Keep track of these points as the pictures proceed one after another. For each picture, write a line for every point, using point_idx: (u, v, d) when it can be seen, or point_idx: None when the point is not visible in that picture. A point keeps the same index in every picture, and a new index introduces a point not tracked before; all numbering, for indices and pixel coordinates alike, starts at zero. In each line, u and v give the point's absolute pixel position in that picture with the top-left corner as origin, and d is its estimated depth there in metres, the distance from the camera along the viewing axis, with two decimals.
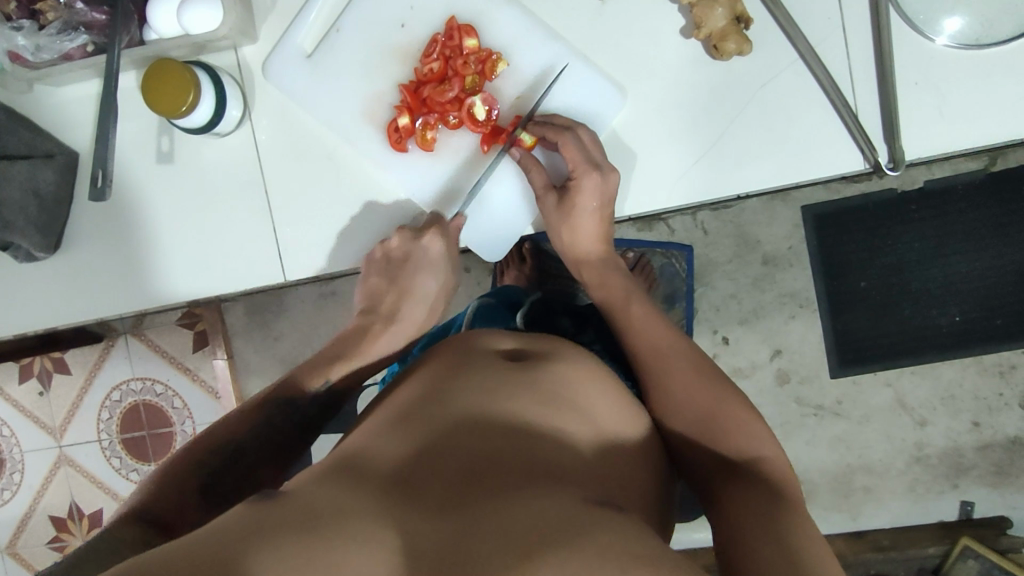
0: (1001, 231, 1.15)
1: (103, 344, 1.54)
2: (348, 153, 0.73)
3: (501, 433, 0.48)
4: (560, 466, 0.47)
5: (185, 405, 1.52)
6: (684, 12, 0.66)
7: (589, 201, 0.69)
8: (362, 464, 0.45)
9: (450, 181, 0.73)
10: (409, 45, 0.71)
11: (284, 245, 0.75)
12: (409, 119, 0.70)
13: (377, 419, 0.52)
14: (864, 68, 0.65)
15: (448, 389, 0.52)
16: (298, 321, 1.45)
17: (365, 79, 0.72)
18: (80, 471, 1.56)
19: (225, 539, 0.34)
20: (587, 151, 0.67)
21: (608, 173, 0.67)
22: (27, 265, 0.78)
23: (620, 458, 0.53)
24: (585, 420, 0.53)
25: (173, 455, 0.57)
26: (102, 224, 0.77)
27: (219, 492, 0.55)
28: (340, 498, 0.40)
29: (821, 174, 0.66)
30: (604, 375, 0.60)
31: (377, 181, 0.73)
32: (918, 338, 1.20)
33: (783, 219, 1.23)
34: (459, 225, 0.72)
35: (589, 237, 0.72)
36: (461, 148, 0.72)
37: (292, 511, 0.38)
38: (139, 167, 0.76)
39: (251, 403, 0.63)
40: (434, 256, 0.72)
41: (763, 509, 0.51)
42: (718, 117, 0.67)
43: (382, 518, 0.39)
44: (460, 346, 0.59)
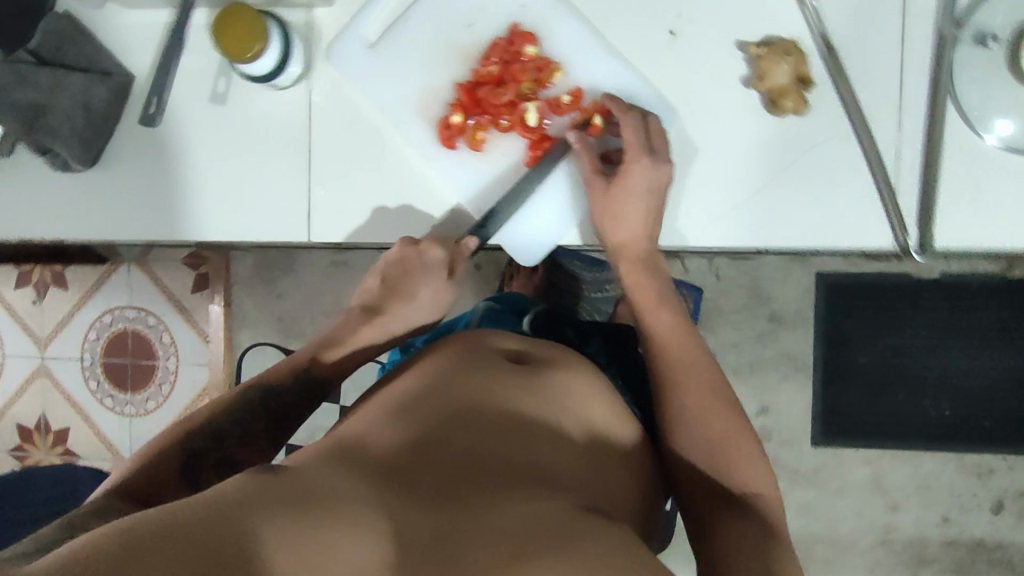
0: (1004, 335, 1.17)
1: (106, 266, 1.55)
2: (396, 136, 0.74)
3: (500, 435, 0.49)
4: (554, 476, 0.48)
5: (173, 342, 1.52)
6: (749, 63, 0.67)
7: (637, 185, 0.68)
8: (357, 449, 0.46)
9: (496, 181, 0.73)
10: (470, 46, 0.72)
11: (317, 206, 0.76)
12: (462, 117, 0.71)
13: (377, 404, 0.53)
14: (913, 151, 0.66)
15: (451, 383, 0.53)
16: (304, 283, 1.46)
17: (422, 70, 0.73)
18: (58, 386, 1.57)
19: (220, 509, 0.35)
20: (648, 136, 0.68)
21: (663, 162, 0.67)
22: (61, 176, 0.79)
23: (615, 473, 0.53)
24: (582, 431, 0.53)
25: (164, 434, 0.58)
26: (142, 149, 0.78)
27: (202, 472, 0.56)
28: (333, 483, 0.41)
29: (850, 244, 0.67)
30: (607, 389, 0.60)
31: (422, 170, 0.74)
32: (904, 424, 1.22)
33: (797, 280, 1.24)
34: (470, 246, 0.71)
35: (630, 228, 0.70)
36: (507, 153, 0.72)
37: (286, 490, 0.38)
38: (190, 103, 0.77)
39: (240, 387, 0.64)
40: (431, 267, 0.71)
41: (756, 543, 0.55)
42: (763, 170, 0.68)
43: (378, 505, 0.40)
44: (466, 343, 0.59)
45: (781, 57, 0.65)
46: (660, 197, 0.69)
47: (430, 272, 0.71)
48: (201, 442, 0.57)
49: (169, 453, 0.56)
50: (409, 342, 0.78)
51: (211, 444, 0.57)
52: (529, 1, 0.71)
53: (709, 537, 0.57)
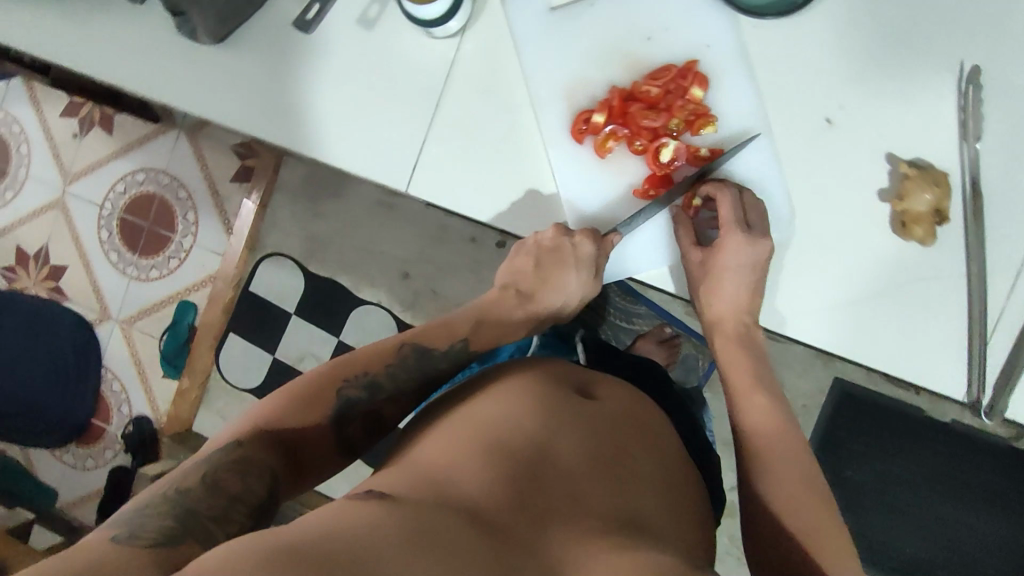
0: (992, 500, 1.20)
1: (157, 126, 1.53)
2: (529, 117, 0.73)
3: (582, 483, 0.50)
4: (641, 522, 0.50)
5: (195, 222, 1.51)
6: (892, 177, 0.67)
7: (730, 259, 0.67)
8: (454, 481, 0.47)
9: (603, 198, 0.73)
10: (642, 59, 0.72)
11: (422, 161, 0.75)
12: (603, 120, 0.70)
13: (463, 425, 0.54)
14: (1013, 316, 0.66)
15: (539, 418, 0.54)
16: (345, 212, 1.45)
17: (584, 62, 0.73)
18: (68, 224, 1.55)
19: (348, 550, 0.37)
20: (742, 211, 0.67)
21: (759, 239, 0.66)
22: (178, 38, 0.78)
23: (688, 526, 0.55)
24: (656, 482, 0.55)
25: (320, 368, 0.60)
26: (269, 43, 0.77)
27: (350, 424, 0.58)
28: (441, 520, 0.42)
29: (917, 380, 0.68)
30: (668, 444, 0.62)
31: (538, 156, 0.73)
32: (869, 549, 1.24)
33: (815, 376, 1.24)
34: (614, 242, 0.70)
35: (727, 300, 0.69)
36: (625, 172, 0.72)
37: (401, 528, 0.40)
38: (335, 18, 0.76)
39: (395, 339, 0.64)
40: (581, 262, 0.69)
41: None
42: (864, 282, 0.68)
43: (476, 549, 0.41)
44: (543, 375, 0.61)
45: (926, 185, 0.64)
46: (757, 271, 0.68)
47: (580, 266, 0.69)
48: (354, 393, 0.59)
49: (322, 392, 0.58)
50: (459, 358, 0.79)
51: (364, 396, 0.59)
52: (715, 42, 0.70)
53: None
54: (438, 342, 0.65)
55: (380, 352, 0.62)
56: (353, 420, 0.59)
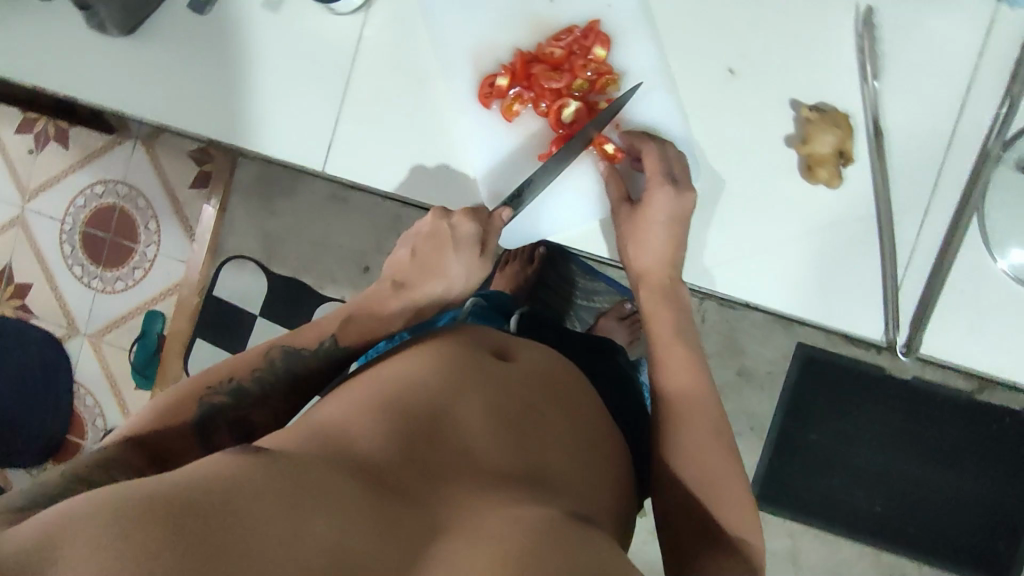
0: (955, 453, 1.20)
1: (112, 137, 1.51)
2: (439, 85, 0.73)
3: (484, 440, 0.50)
4: (544, 482, 0.49)
5: (157, 232, 1.49)
6: (798, 123, 0.68)
7: (659, 213, 0.67)
8: (347, 441, 0.47)
9: (512, 160, 0.73)
10: (547, 21, 0.72)
11: (340, 139, 0.75)
12: (507, 84, 0.71)
13: (369, 388, 0.53)
14: (925, 253, 0.66)
15: (447, 378, 0.54)
16: (299, 208, 1.44)
17: (491, 27, 0.73)
18: (30, 241, 1.53)
19: (212, 501, 0.37)
20: (668, 166, 0.67)
21: (684, 191, 0.67)
22: (92, 32, 0.77)
23: (600, 487, 0.55)
24: (569, 442, 0.55)
25: (186, 383, 0.60)
26: (181, 31, 0.76)
27: (216, 431, 0.58)
28: (323, 476, 0.42)
29: (839, 325, 0.68)
30: (589, 402, 0.62)
31: (448, 120, 0.74)
32: (836, 510, 1.24)
33: (776, 345, 1.24)
34: (502, 218, 0.70)
35: (655, 256, 0.69)
36: (532, 135, 0.73)
37: (280, 479, 0.40)
38: (243, 1, 0.75)
39: (266, 346, 0.64)
40: (460, 241, 0.69)
41: None
42: (777, 230, 0.68)
43: (355, 502, 0.41)
44: (459, 339, 0.60)
45: (828, 126, 0.65)
46: (683, 224, 0.68)
47: (463, 246, 0.70)
48: (221, 400, 0.60)
49: (189, 404, 0.58)
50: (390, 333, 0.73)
51: (231, 402, 0.60)
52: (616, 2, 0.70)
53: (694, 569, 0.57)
54: (312, 344, 0.65)
55: (251, 358, 0.63)
56: (221, 425, 0.59)
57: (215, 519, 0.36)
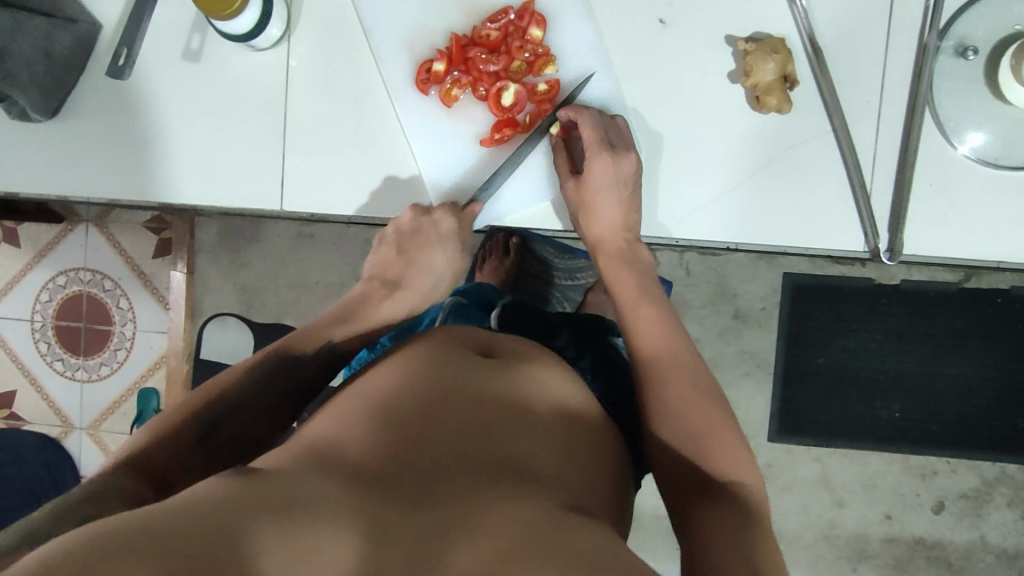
0: (957, 343, 1.21)
1: (62, 225, 1.48)
2: (378, 85, 0.73)
3: (476, 434, 0.50)
4: (537, 470, 0.49)
5: (130, 308, 1.47)
6: (737, 58, 0.68)
7: (601, 181, 0.70)
8: (335, 452, 0.46)
9: (455, 148, 0.73)
10: (478, 2, 0.71)
11: (289, 173, 0.74)
12: (444, 68, 0.70)
13: (352, 402, 0.53)
14: (887, 157, 0.67)
15: (433, 380, 0.53)
16: (268, 253, 1.42)
17: (423, 14, 0.72)
18: (4, 348, 1.50)
19: (196, 521, 0.35)
20: (604, 133, 0.69)
21: (621, 156, 0.68)
22: (18, 124, 0.75)
23: (594, 470, 0.55)
24: (559, 429, 0.55)
25: (175, 403, 0.56)
26: (106, 103, 0.75)
27: (219, 442, 0.55)
28: (312, 488, 0.41)
29: (820, 244, 0.69)
30: (574, 384, 0.62)
31: (390, 116, 0.73)
32: (857, 425, 1.25)
33: (764, 279, 1.26)
34: (475, 211, 0.73)
35: (605, 222, 0.72)
36: (472, 120, 0.72)
37: (273, 494, 0.39)
38: (162, 58, 0.74)
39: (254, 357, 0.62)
40: (444, 236, 0.75)
41: (736, 520, 0.52)
42: (739, 168, 0.69)
43: (353, 508, 0.40)
44: (439, 341, 0.60)
45: (768, 54, 0.64)
46: (629, 187, 0.70)
47: (445, 241, 0.75)
48: (218, 413, 0.56)
49: (183, 425, 0.54)
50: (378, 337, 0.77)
51: (230, 413, 0.56)
52: None
53: (687, 520, 0.53)
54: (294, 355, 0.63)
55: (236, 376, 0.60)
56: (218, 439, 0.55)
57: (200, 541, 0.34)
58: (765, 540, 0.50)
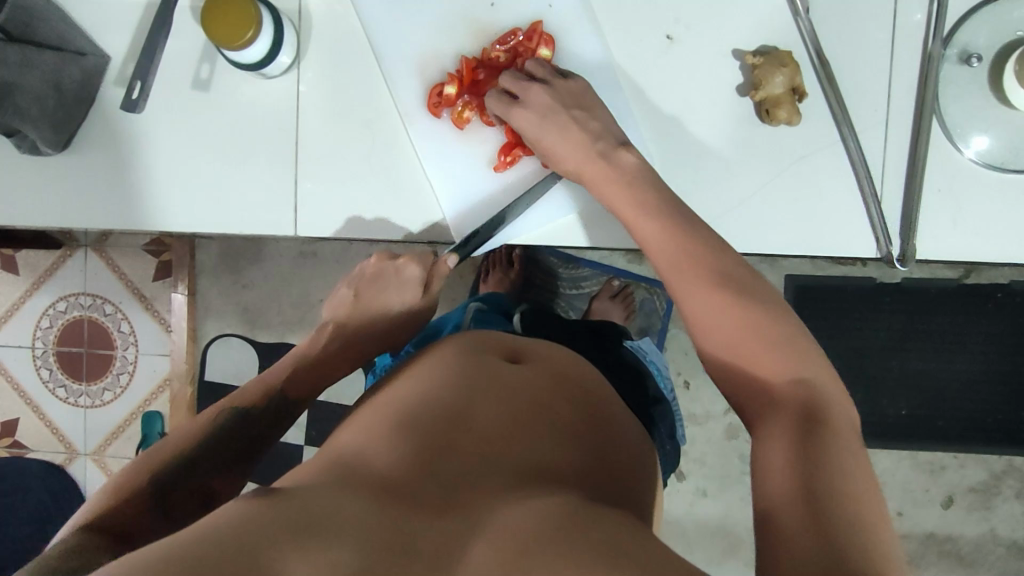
0: (961, 339, 1.22)
1: (61, 251, 1.47)
2: (391, 110, 0.73)
3: (497, 440, 0.49)
4: (561, 473, 0.48)
5: (133, 332, 1.46)
6: (744, 71, 0.69)
7: (534, 103, 0.67)
8: (360, 465, 0.45)
9: (468, 170, 0.73)
10: (487, 24, 0.71)
11: (303, 199, 0.74)
12: (455, 91, 0.70)
13: (375, 415, 0.53)
14: (896, 164, 0.68)
15: (452, 391, 0.53)
16: (271, 273, 1.42)
17: (433, 35, 0.72)
18: (6, 376, 1.49)
19: (218, 543, 0.35)
20: (531, 66, 0.69)
21: (557, 79, 0.68)
22: (27, 158, 0.75)
23: (621, 474, 0.53)
24: (582, 433, 0.54)
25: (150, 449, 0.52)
26: (115, 135, 0.75)
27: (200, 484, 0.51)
28: (336, 501, 0.40)
29: (832, 251, 0.70)
30: (601, 393, 0.61)
31: (404, 140, 0.73)
32: (865, 423, 1.26)
33: (767, 282, 1.27)
34: (448, 264, 0.70)
35: (567, 146, 0.66)
36: (485, 142, 0.73)
37: (294, 511, 0.39)
38: (170, 87, 0.74)
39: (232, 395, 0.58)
40: (405, 284, 0.69)
41: (797, 438, 0.44)
42: (750, 179, 0.69)
43: (376, 516, 0.39)
44: (459, 351, 0.60)
45: (776, 67, 0.65)
46: (564, 106, 0.67)
47: (407, 287, 0.69)
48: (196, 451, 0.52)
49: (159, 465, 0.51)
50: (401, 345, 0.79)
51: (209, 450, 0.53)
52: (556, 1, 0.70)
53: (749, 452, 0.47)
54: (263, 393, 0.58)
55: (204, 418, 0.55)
56: (178, 497, 0.49)
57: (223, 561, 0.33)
58: (835, 447, 0.44)
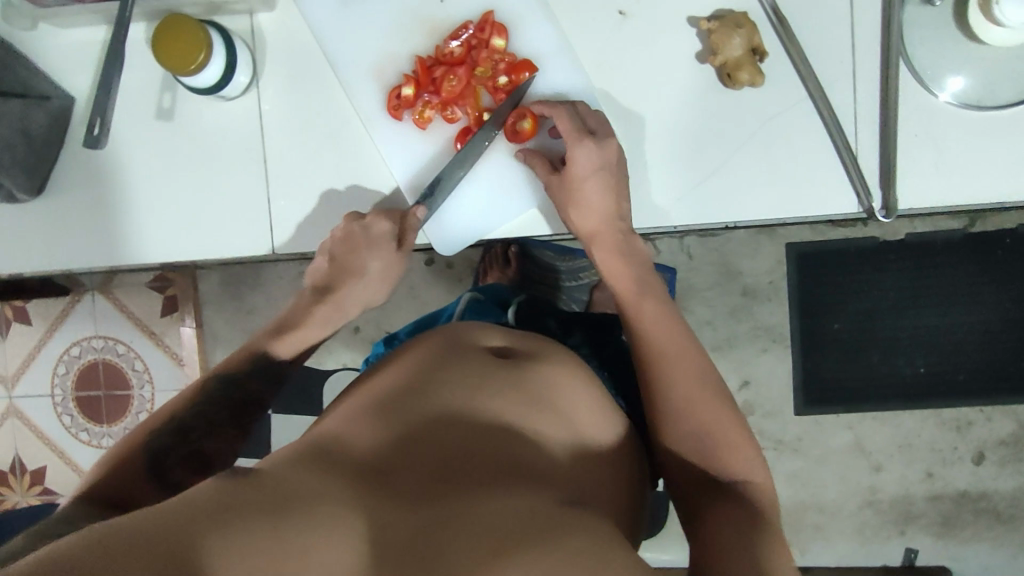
0: (973, 290, 1.19)
1: (69, 297, 1.49)
2: (351, 116, 0.73)
3: (480, 431, 0.49)
4: (540, 469, 0.49)
5: (146, 369, 1.47)
6: (702, 38, 0.68)
7: (583, 167, 0.67)
8: (337, 449, 0.46)
9: (432, 167, 0.73)
10: (439, 21, 0.71)
11: (277, 217, 0.74)
12: (413, 92, 0.70)
13: (360, 399, 0.53)
14: (868, 115, 0.66)
15: (437, 377, 0.53)
16: (273, 297, 1.42)
17: (386, 39, 0.72)
18: (29, 425, 1.51)
19: (192, 521, 0.35)
20: (580, 119, 0.67)
21: (604, 139, 0.66)
22: (8, 206, 0.76)
23: (602, 465, 0.54)
24: (568, 425, 0.54)
25: (120, 444, 0.58)
26: (89, 174, 0.75)
27: (171, 468, 0.56)
28: (313, 484, 0.41)
29: (815, 212, 0.68)
30: (590, 382, 0.60)
31: (367, 144, 0.73)
32: (883, 385, 1.23)
33: (767, 253, 1.25)
34: (418, 216, 0.70)
35: (597, 211, 0.68)
36: (449, 140, 0.73)
37: (273, 490, 0.39)
38: (137, 120, 0.74)
39: (196, 383, 0.64)
40: (378, 240, 0.71)
41: (740, 528, 0.53)
42: (722, 147, 0.68)
43: (353, 507, 0.40)
44: (448, 337, 0.60)
45: (733, 30, 0.64)
46: (613, 173, 0.67)
47: (381, 245, 0.72)
48: (166, 441, 0.58)
49: (134, 456, 0.56)
50: (393, 335, 0.80)
51: (177, 440, 0.58)
52: None
53: (695, 530, 0.55)
54: (247, 363, 0.66)
55: (193, 390, 0.63)
56: (172, 456, 0.57)
57: (199, 538, 0.34)
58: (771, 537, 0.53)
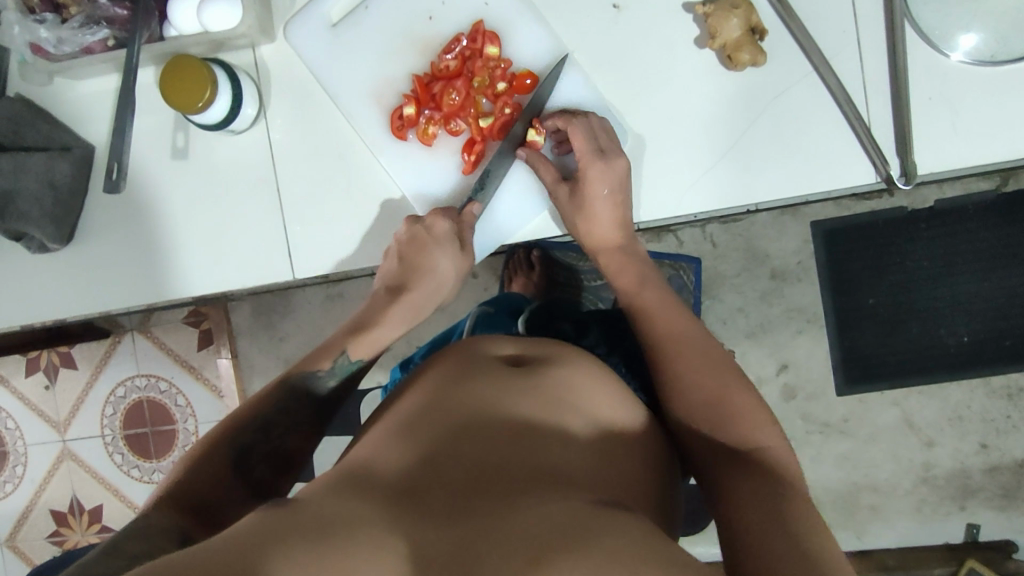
0: (1012, 251, 1.14)
1: (111, 339, 1.54)
2: (353, 139, 0.74)
3: (506, 440, 0.50)
4: (569, 474, 0.48)
5: (189, 403, 1.51)
6: (699, 23, 0.67)
7: (600, 186, 0.69)
8: (367, 472, 0.47)
9: (440, 184, 0.74)
10: (431, 38, 0.72)
11: (293, 241, 0.75)
12: (414, 109, 0.71)
13: (385, 424, 0.54)
14: (877, 83, 0.65)
15: (459, 393, 0.54)
16: (303, 322, 1.44)
17: (382, 62, 0.74)
18: (83, 466, 1.55)
19: (232, 551, 0.35)
20: (595, 138, 0.68)
21: (615, 159, 0.67)
22: (40, 256, 0.79)
23: (630, 463, 0.54)
24: (591, 428, 0.54)
25: (205, 434, 0.55)
26: (113, 217, 0.78)
27: (256, 469, 0.54)
28: (348, 509, 0.41)
29: (835, 185, 0.66)
30: (610, 378, 0.61)
31: (372, 166, 0.74)
32: (927, 357, 1.19)
33: (793, 234, 1.22)
34: (474, 212, 0.72)
35: (605, 222, 0.71)
36: (455, 153, 0.73)
37: (313, 516, 0.40)
38: (152, 160, 0.77)
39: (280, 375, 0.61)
40: (443, 239, 0.70)
41: (761, 488, 0.52)
42: (731, 128, 0.67)
43: (390, 528, 0.41)
44: (463, 350, 0.60)
45: (729, 11, 0.63)
46: (624, 191, 0.69)
47: (447, 243, 0.70)
48: (247, 436, 0.55)
49: (219, 447, 0.53)
50: (409, 357, 0.80)
51: (261, 437, 0.55)
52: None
53: (720, 496, 0.54)
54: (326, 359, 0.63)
55: (272, 386, 0.59)
56: (256, 459, 0.54)
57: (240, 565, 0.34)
58: (794, 495, 0.52)
